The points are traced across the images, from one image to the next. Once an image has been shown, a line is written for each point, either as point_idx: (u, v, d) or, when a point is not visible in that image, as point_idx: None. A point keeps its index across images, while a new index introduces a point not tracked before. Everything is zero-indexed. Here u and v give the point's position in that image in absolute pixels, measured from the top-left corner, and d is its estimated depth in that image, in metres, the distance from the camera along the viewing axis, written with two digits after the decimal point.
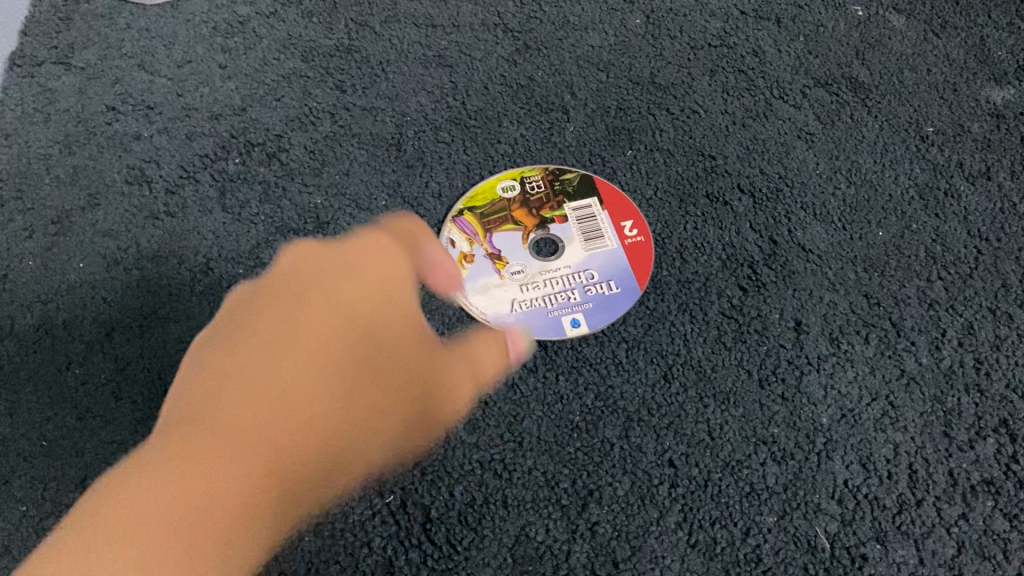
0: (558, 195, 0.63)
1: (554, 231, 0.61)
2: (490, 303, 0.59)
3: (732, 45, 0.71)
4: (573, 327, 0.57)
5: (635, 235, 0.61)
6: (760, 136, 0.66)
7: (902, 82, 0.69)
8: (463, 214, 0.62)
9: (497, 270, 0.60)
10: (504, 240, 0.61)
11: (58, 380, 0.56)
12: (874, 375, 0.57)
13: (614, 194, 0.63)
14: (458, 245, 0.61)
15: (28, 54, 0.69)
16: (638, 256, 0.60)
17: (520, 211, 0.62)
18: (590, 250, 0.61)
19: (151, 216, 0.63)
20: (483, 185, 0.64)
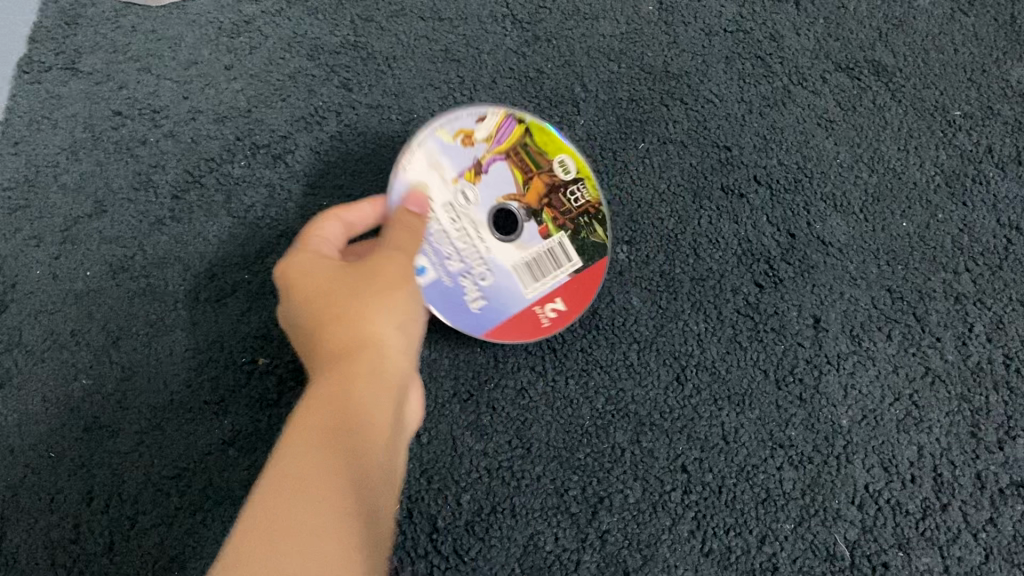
0: (571, 223, 0.52)
1: (527, 224, 0.51)
2: (415, 171, 0.49)
3: (748, 30, 0.68)
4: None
5: (549, 317, 0.53)
6: (778, 125, 0.64)
7: (928, 64, 0.66)
8: (521, 124, 0.51)
9: (462, 175, 0.50)
10: (502, 175, 0.50)
11: (66, 390, 0.56)
12: (897, 373, 0.55)
13: (594, 268, 0.54)
14: (479, 127, 0.50)
15: (36, 60, 0.68)
16: (515, 327, 0.53)
17: (539, 186, 0.51)
18: (516, 272, 0.52)
19: (157, 221, 0.63)
20: (566, 139, 0.51)
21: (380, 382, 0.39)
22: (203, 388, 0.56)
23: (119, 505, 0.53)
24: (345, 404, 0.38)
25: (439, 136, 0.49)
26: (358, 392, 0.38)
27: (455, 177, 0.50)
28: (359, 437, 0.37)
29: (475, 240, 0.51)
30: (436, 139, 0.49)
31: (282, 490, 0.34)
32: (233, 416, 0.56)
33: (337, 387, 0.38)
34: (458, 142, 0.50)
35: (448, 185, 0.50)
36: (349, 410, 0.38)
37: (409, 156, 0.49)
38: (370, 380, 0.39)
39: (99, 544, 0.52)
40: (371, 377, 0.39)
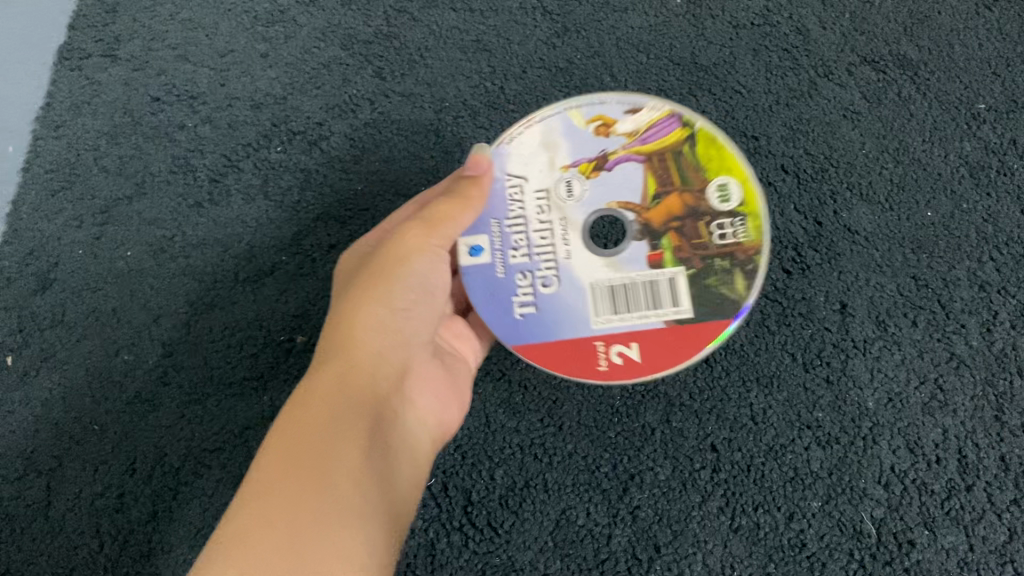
0: (698, 256, 0.48)
1: (639, 241, 0.49)
2: (521, 149, 0.51)
3: (774, 23, 0.68)
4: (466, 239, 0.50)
5: (612, 362, 0.49)
6: (805, 117, 0.65)
7: (953, 58, 0.66)
8: (681, 137, 0.50)
9: (581, 163, 0.50)
10: (630, 175, 0.49)
11: (109, 365, 0.60)
12: (922, 358, 0.56)
13: (689, 330, 0.48)
14: (624, 120, 0.50)
15: (76, 47, 0.69)
16: (569, 361, 0.49)
17: (671, 204, 0.49)
18: (591, 292, 0.49)
19: (195, 204, 0.64)
20: (734, 163, 0.49)
21: (360, 387, 0.44)
22: (243, 366, 0.59)
23: (161, 476, 0.57)
24: (327, 403, 0.42)
25: (571, 118, 0.51)
26: (337, 396, 0.43)
27: (569, 163, 0.50)
28: (331, 432, 0.41)
29: (548, 240, 0.50)
30: (568, 120, 0.51)
31: (256, 484, 0.39)
32: (272, 393, 0.59)
33: (320, 395, 0.43)
34: (590, 129, 0.50)
35: (552, 167, 0.50)
36: (327, 411, 0.42)
37: (523, 129, 0.51)
38: (349, 386, 0.44)
39: (143, 513, 0.56)
40: (348, 380, 0.44)
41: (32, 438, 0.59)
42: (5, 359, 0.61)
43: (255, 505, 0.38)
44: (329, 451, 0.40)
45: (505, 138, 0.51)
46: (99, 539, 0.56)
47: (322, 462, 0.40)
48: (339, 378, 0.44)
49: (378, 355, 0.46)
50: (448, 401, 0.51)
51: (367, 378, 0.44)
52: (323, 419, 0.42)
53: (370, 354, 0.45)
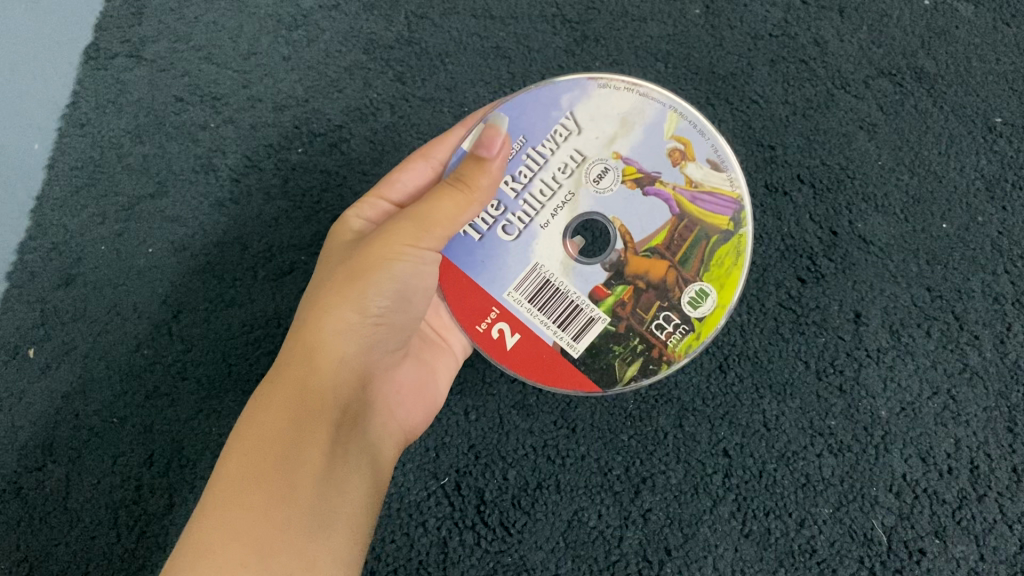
0: (626, 324, 0.50)
1: (604, 270, 0.49)
2: (602, 102, 0.49)
3: (793, 35, 0.68)
4: (487, 131, 0.49)
5: (490, 334, 0.51)
6: (821, 127, 0.65)
7: (970, 73, 0.66)
8: (717, 224, 0.49)
9: (628, 164, 0.49)
10: (651, 209, 0.49)
11: (127, 359, 0.62)
12: (935, 369, 0.58)
13: (563, 364, 0.50)
14: (699, 165, 0.49)
15: (103, 48, 0.70)
16: (463, 302, 0.51)
17: (657, 267, 0.49)
18: (531, 268, 0.50)
19: (217, 203, 0.66)
20: (729, 291, 0.50)
21: (319, 400, 0.44)
22: (260, 362, 0.61)
23: (178, 470, 0.59)
24: (288, 415, 0.43)
25: (665, 119, 0.49)
26: (291, 407, 0.43)
27: (621, 158, 0.49)
28: (296, 453, 0.42)
29: (539, 201, 0.50)
30: (661, 119, 0.49)
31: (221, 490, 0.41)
32: None
33: (281, 405, 0.44)
34: (671, 145, 0.49)
35: (607, 145, 0.49)
36: (289, 424, 0.43)
37: (622, 93, 0.49)
38: (311, 398, 0.44)
39: (159, 505, 0.59)
40: (310, 391, 0.44)
41: (52, 430, 0.60)
42: (27, 350, 0.62)
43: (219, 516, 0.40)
44: (289, 466, 0.42)
45: (601, 79, 0.49)
46: (117, 530, 0.58)
47: (282, 480, 0.41)
48: (303, 387, 0.44)
49: (342, 363, 0.46)
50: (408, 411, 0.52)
51: (328, 390, 0.45)
52: (285, 434, 0.43)
53: (336, 366, 0.45)
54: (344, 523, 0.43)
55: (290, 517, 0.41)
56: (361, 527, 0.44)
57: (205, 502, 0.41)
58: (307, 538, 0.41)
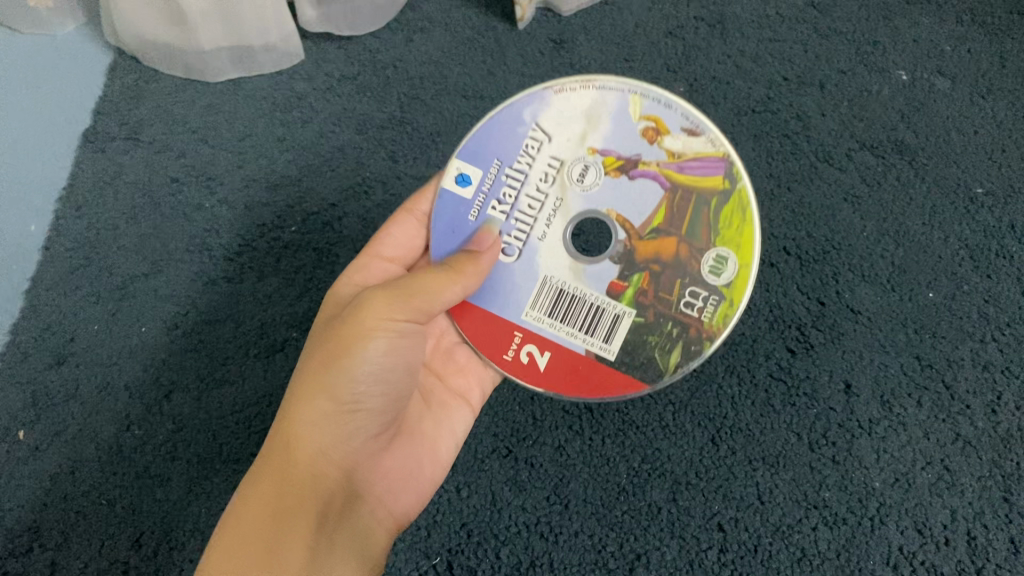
0: (654, 312, 0.46)
1: (613, 265, 0.47)
2: (564, 105, 0.48)
3: (775, 110, 0.70)
4: (462, 164, 0.48)
5: (517, 357, 0.48)
6: (806, 200, 0.66)
7: (950, 144, 0.68)
8: (713, 184, 0.46)
9: (606, 154, 0.47)
10: (644, 190, 0.46)
11: (118, 440, 0.61)
12: (928, 439, 0.58)
13: (601, 369, 0.47)
14: (676, 136, 0.47)
15: (101, 131, 0.72)
16: (485, 336, 0.48)
17: (668, 245, 0.46)
18: (542, 284, 0.47)
19: (210, 282, 0.66)
20: (749, 245, 0.46)
21: (296, 496, 0.44)
22: (251, 441, 0.62)
23: (166, 552, 0.59)
24: (265, 516, 0.43)
25: (629, 103, 0.47)
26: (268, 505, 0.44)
27: (598, 151, 0.47)
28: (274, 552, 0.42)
29: (532, 213, 0.48)
30: (624, 105, 0.47)
31: None
32: None
33: (259, 505, 0.44)
34: (642, 126, 0.47)
35: (582, 143, 0.47)
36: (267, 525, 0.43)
37: (580, 92, 0.48)
38: (287, 496, 0.44)
39: None
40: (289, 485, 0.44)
41: (38, 513, 0.60)
42: (17, 432, 0.62)
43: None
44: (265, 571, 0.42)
45: (556, 85, 0.48)
46: None
47: None
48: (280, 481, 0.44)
49: (325, 455, 0.45)
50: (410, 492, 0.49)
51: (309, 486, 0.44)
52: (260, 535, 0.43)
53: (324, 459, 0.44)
54: None
55: None
56: None
57: None
58: None
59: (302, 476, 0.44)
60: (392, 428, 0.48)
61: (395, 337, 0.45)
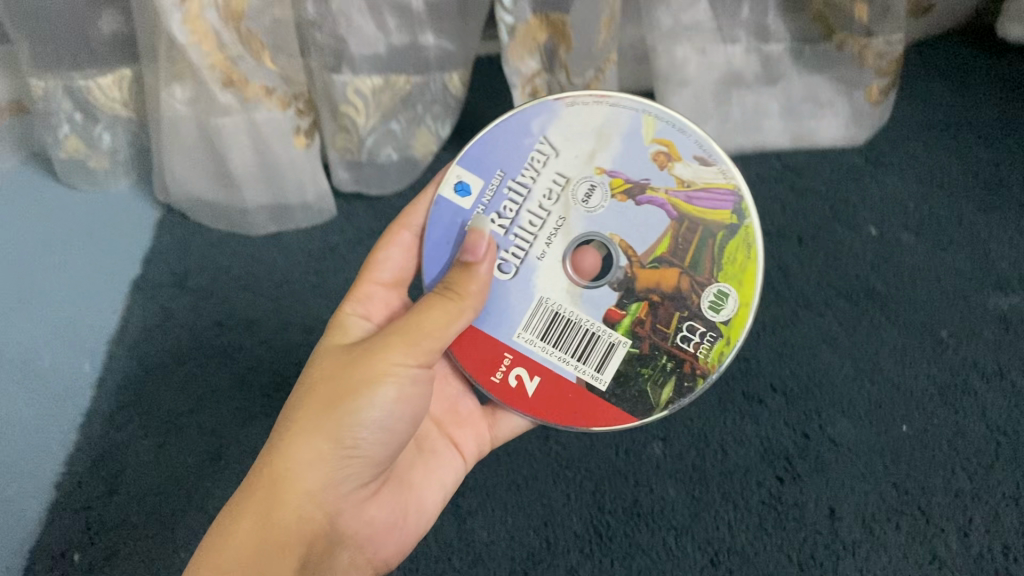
0: (649, 343, 0.55)
1: (613, 291, 0.56)
2: (577, 124, 0.56)
3: (759, 262, 0.82)
4: (463, 174, 0.56)
5: (507, 379, 0.56)
6: (789, 343, 0.77)
7: (916, 292, 0.80)
8: (722, 217, 0.55)
9: (617, 180, 0.56)
10: (650, 213, 0.55)
11: (166, 562, 0.69)
12: (906, 559, 0.66)
13: (593, 398, 0.56)
14: (683, 163, 0.56)
15: (151, 279, 0.84)
16: (475, 356, 0.56)
17: (672, 273, 0.55)
18: (536, 304, 0.56)
19: (250, 414, 0.76)
20: (750, 280, 0.55)
21: (287, 538, 0.50)
22: None
23: None
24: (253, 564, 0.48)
25: (641, 125, 0.56)
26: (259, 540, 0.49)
27: (607, 169, 0.56)
28: None
29: (532, 230, 0.56)
30: (636, 126, 0.56)
31: None
32: None
33: (250, 537, 0.49)
34: (654, 147, 0.56)
35: (591, 161, 0.56)
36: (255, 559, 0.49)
37: (592, 106, 0.56)
38: (276, 539, 0.49)
39: None
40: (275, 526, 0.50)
41: None
42: (70, 555, 0.69)
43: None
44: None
45: (570, 100, 0.57)
46: None
47: None
48: (265, 520, 0.49)
49: (320, 492, 0.51)
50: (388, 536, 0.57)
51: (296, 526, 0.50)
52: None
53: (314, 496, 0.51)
54: None
55: None
56: None
57: None
58: None
59: (297, 506, 0.50)
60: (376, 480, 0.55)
61: (400, 386, 0.52)
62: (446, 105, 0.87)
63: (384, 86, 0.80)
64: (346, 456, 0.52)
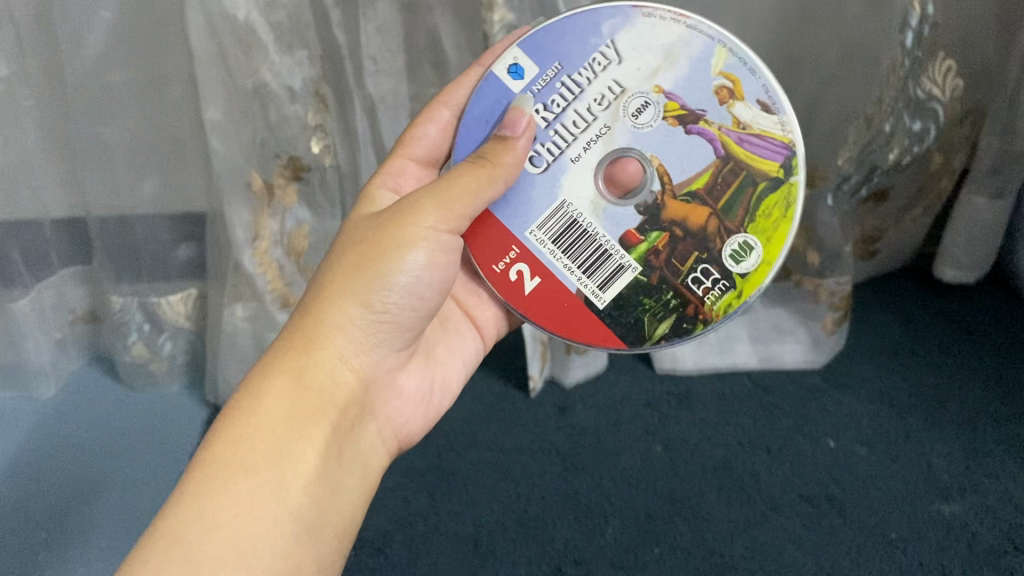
0: (659, 275, 0.70)
1: (639, 215, 0.69)
2: (650, 38, 0.69)
3: (733, 467, 1.00)
4: (521, 60, 0.70)
5: (518, 274, 0.71)
6: (759, 539, 0.92)
7: (869, 499, 0.95)
8: (769, 166, 0.68)
9: (672, 107, 0.69)
10: (695, 141, 0.68)
11: None
12: None
13: (589, 308, 0.71)
14: (743, 104, 0.68)
15: None
16: (490, 245, 0.71)
17: (701, 210, 0.69)
18: (557, 204, 0.70)
19: None
20: (778, 238, 0.69)
21: (320, 395, 0.62)
22: None
23: None
24: (296, 407, 0.60)
25: (715, 54, 0.68)
26: (294, 389, 0.61)
27: (665, 90, 0.69)
28: (300, 420, 0.60)
29: (574, 130, 0.70)
30: (707, 54, 0.68)
31: (231, 442, 0.57)
32: None
33: (288, 388, 0.61)
34: (721, 79, 0.68)
35: (652, 78, 0.69)
36: (297, 404, 0.60)
37: (670, 25, 0.69)
38: (313, 391, 0.61)
39: None
40: (309, 382, 0.61)
41: None
42: None
43: (200, 495, 0.55)
44: (285, 459, 0.58)
45: (649, 15, 0.69)
46: None
47: (285, 447, 0.58)
48: (300, 375, 0.61)
49: (346, 351, 0.64)
50: (401, 407, 0.71)
51: (326, 385, 0.62)
52: (284, 420, 0.59)
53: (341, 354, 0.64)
54: (337, 506, 0.61)
55: (293, 473, 0.58)
56: (349, 517, 0.62)
57: (216, 448, 0.57)
58: (308, 493, 0.58)
59: (329, 358, 0.63)
60: (399, 348, 0.69)
61: (432, 252, 0.66)
62: None
63: None
64: (374, 318, 0.65)
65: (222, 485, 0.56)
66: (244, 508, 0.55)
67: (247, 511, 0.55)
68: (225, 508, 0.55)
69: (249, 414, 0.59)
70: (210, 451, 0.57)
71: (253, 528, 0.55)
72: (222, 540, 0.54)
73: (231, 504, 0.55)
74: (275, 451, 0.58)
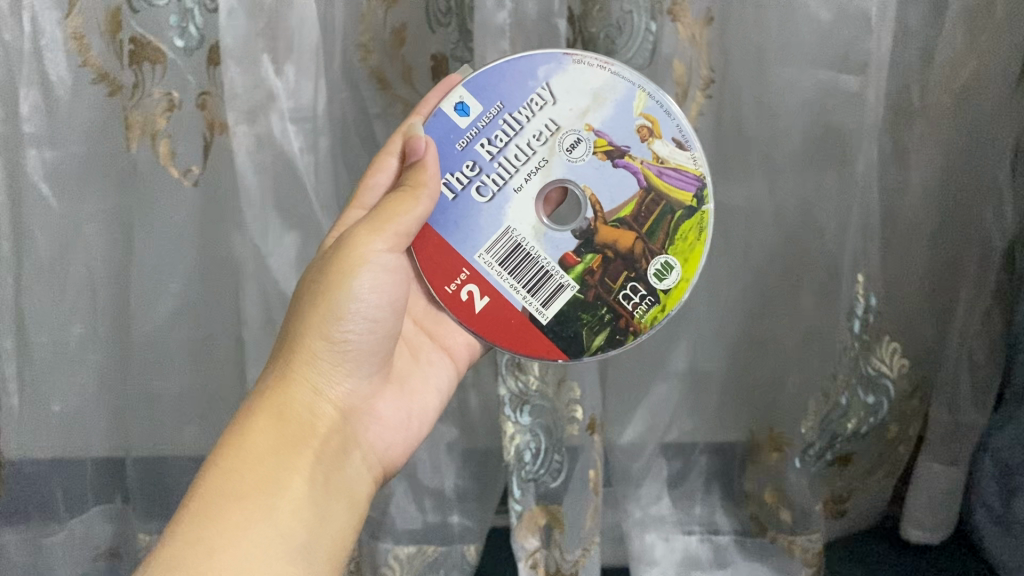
0: (595, 293, 0.91)
1: (575, 239, 0.90)
2: (582, 84, 0.89)
3: None
4: (461, 99, 0.88)
5: (467, 293, 0.91)
6: None
7: None
8: (685, 196, 0.90)
9: (603, 144, 0.89)
10: (621, 168, 0.89)
11: None
12: None
13: (534, 321, 0.91)
14: (661, 140, 0.89)
15: None
16: (443, 272, 0.90)
17: (629, 233, 0.90)
18: (500, 233, 0.90)
19: None
20: (694, 257, 0.91)
21: (297, 425, 0.79)
22: None
23: None
24: (278, 438, 0.77)
25: (637, 98, 0.88)
26: (272, 425, 0.78)
27: (594, 128, 0.89)
28: (280, 450, 0.77)
29: (516, 163, 0.89)
30: (631, 97, 0.88)
31: (223, 474, 0.73)
32: None
33: (267, 423, 0.78)
34: (642, 120, 0.88)
35: (583, 119, 0.89)
36: (279, 437, 0.77)
37: (598, 72, 0.88)
38: (292, 424, 0.79)
39: None
40: (287, 418, 0.79)
41: None
42: None
43: (199, 526, 0.70)
44: (272, 488, 0.74)
45: (579, 62, 0.88)
46: None
47: (269, 475, 0.75)
48: (281, 413, 0.79)
49: (319, 387, 0.82)
50: (383, 435, 0.89)
51: (302, 416, 0.80)
52: (267, 450, 0.76)
53: (309, 392, 0.81)
54: (330, 521, 0.78)
55: (281, 496, 0.74)
56: (342, 532, 0.79)
57: (211, 479, 0.73)
58: (294, 510, 0.74)
59: (303, 393, 0.81)
60: (368, 379, 0.88)
61: (374, 277, 0.83)
62: (462, 569, 1.20)
63: (417, 551, 1.16)
64: (335, 350, 0.82)
65: (220, 509, 0.71)
66: (240, 526, 0.71)
67: (242, 526, 0.71)
68: (224, 527, 0.70)
69: (237, 449, 0.75)
70: (206, 487, 0.73)
71: (249, 549, 0.70)
72: (222, 561, 0.68)
73: (230, 524, 0.70)
74: (262, 477, 0.74)
